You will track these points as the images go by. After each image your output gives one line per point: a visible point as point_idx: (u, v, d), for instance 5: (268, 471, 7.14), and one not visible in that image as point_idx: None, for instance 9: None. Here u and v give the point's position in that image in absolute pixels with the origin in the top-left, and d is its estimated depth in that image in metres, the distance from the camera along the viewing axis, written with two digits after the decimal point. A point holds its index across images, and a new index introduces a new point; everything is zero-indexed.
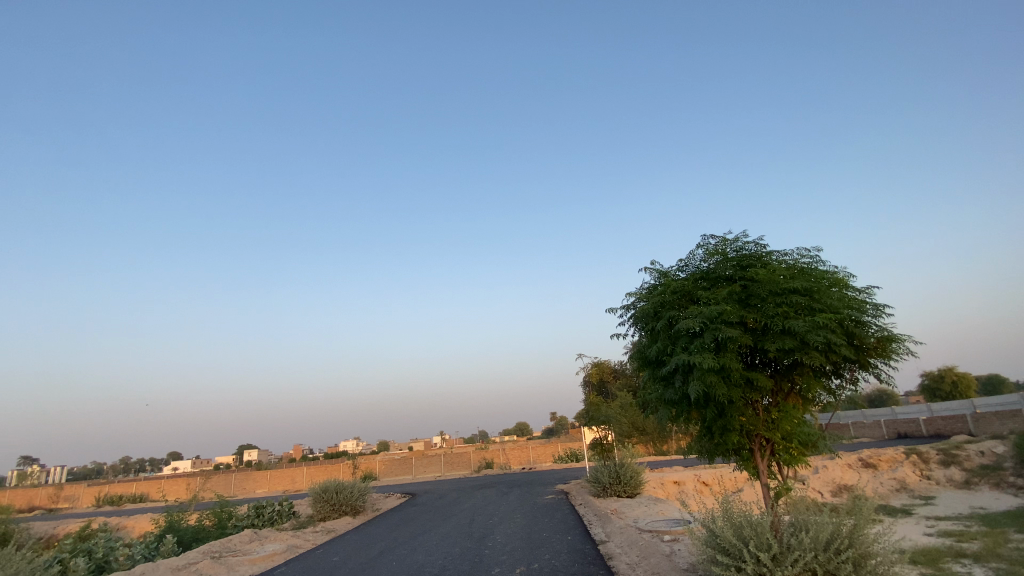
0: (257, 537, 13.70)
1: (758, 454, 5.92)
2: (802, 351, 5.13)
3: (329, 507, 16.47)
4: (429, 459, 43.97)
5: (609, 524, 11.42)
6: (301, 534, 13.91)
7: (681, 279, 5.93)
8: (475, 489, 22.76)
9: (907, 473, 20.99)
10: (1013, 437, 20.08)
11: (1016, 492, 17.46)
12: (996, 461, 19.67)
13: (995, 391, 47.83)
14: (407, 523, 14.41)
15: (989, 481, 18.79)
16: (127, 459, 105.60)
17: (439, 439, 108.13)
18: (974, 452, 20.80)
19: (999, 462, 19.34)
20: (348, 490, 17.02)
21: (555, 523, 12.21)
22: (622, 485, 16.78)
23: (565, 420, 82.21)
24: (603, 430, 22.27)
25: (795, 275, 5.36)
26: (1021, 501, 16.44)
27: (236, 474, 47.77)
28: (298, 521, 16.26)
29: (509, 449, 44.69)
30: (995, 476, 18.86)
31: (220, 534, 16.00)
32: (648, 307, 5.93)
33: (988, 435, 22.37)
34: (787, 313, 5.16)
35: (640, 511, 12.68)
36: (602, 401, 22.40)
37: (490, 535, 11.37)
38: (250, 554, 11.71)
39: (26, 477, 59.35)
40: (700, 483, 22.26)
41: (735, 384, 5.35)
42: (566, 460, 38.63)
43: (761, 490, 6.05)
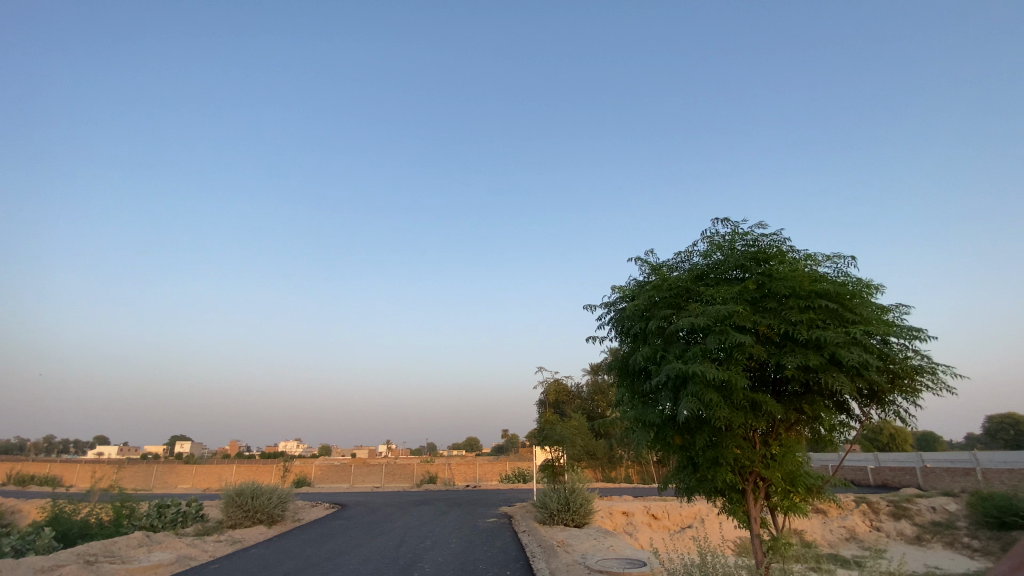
0: (145, 544, 11.60)
1: (753, 498, 4.80)
2: (826, 371, 4.08)
3: (241, 513, 14.56)
4: (370, 467, 41.54)
5: (555, 558, 10.13)
6: (200, 543, 11.89)
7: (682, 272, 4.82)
8: (412, 505, 20.98)
9: (857, 522, 20.58)
10: (966, 496, 19.92)
11: (971, 554, 17.33)
12: (948, 519, 19.53)
13: (929, 447, 49.33)
14: (326, 540, 12.60)
15: (942, 539, 18.59)
16: (45, 440, 97.73)
17: (386, 448, 104.45)
18: (925, 507, 20.51)
19: (952, 521, 19.15)
20: (267, 496, 15.17)
21: (493, 554, 10.81)
22: (571, 512, 15.53)
23: (515, 439, 80.99)
24: (556, 452, 21.12)
25: (821, 277, 4.35)
26: (978, 565, 16.21)
27: (157, 467, 43.91)
28: (203, 527, 14.25)
29: (455, 464, 42.79)
30: (948, 535, 18.70)
31: (113, 532, 13.85)
32: (635, 303, 4.81)
33: (937, 491, 22.30)
34: (812, 322, 4.12)
35: (589, 546, 11.46)
36: (556, 420, 21.31)
37: (419, 564, 9.78)
38: (127, 563, 9.67)
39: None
40: (649, 516, 21.25)
41: (737, 406, 4.23)
42: (513, 480, 37.07)
43: (754, 544, 4.91)
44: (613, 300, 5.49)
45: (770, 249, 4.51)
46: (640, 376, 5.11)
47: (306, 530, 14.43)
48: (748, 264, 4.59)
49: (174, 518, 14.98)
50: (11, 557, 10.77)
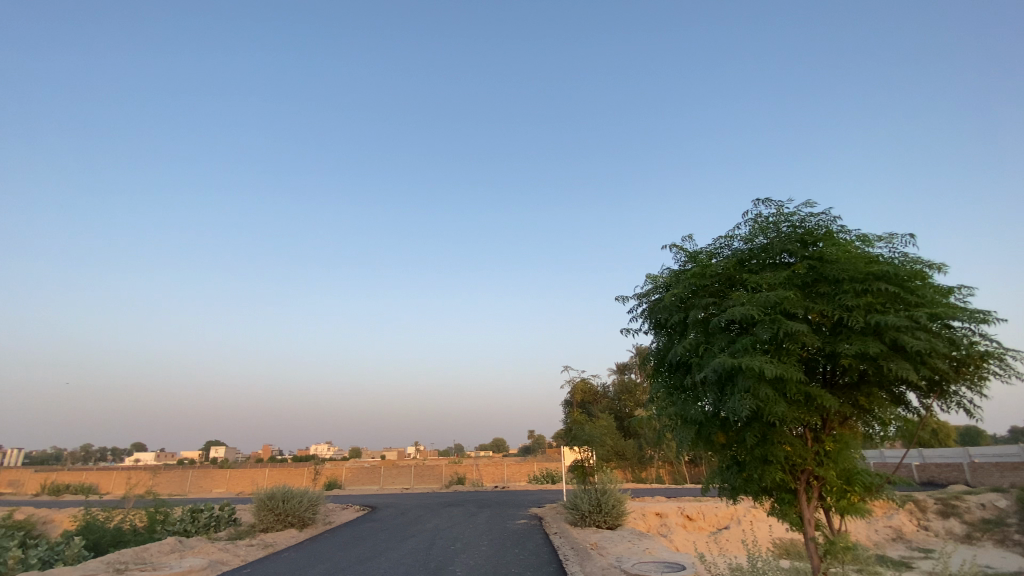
0: (180, 549, 11.76)
1: (805, 499, 4.44)
2: (889, 360, 3.71)
3: (273, 517, 14.63)
4: (399, 469, 41.80)
5: (590, 562, 9.82)
6: (232, 548, 11.99)
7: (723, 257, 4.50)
8: (441, 507, 20.90)
9: (903, 522, 19.69)
10: (1018, 491, 18.78)
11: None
12: (998, 516, 18.48)
13: (974, 441, 47.20)
14: (356, 543, 12.57)
15: (993, 536, 17.65)
16: (88, 447, 101.65)
17: (414, 450, 105.51)
18: (974, 504, 19.38)
19: (1002, 518, 18.18)
20: (296, 500, 15.24)
21: (525, 556, 10.56)
22: (603, 514, 15.19)
23: (541, 439, 80.78)
24: (585, 452, 20.83)
25: (879, 258, 3.98)
26: None
27: (193, 471, 45.08)
28: (235, 531, 14.42)
29: (483, 464, 42.76)
30: (999, 533, 17.75)
31: (145, 539, 14.27)
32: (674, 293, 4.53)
33: (987, 487, 21.23)
34: (870, 307, 3.76)
35: (623, 548, 11.11)
36: (585, 420, 21.01)
37: (450, 568, 9.58)
38: (160, 569, 9.75)
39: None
40: (683, 517, 20.78)
41: (789, 400, 3.90)
42: (541, 481, 36.82)
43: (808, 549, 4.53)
44: (647, 290, 5.21)
45: (820, 229, 4.15)
46: (681, 370, 4.81)
47: (336, 533, 14.47)
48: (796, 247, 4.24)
49: (207, 523, 15.20)
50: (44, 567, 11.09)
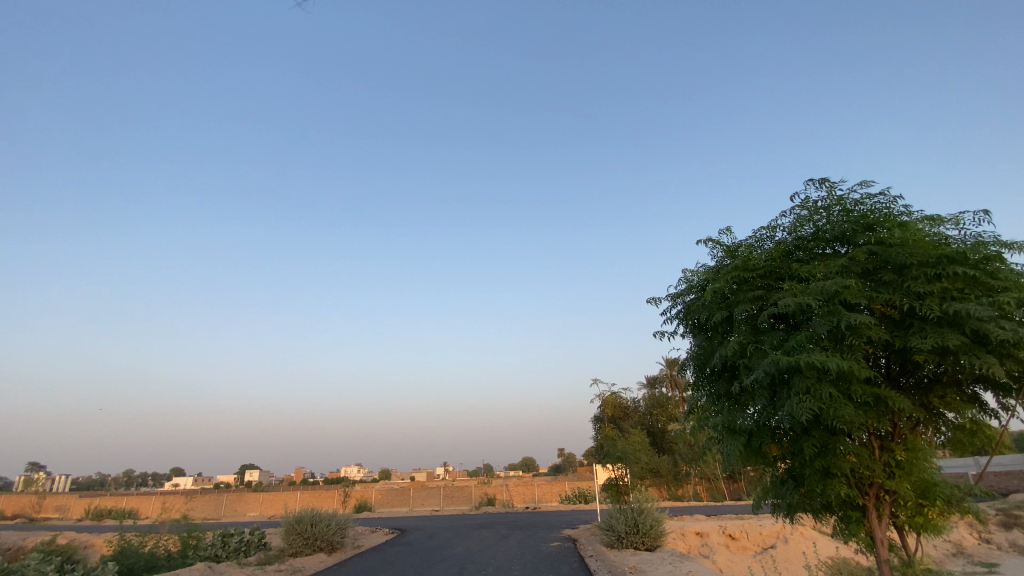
0: (210, 575, 11.61)
1: (877, 516, 3.93)
2: (971, 353, 3.25)
3: (302, 541, 14.41)
4: (429, 490, 41.39)
5: None
6: (261, 573, 11.80)
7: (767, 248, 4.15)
8: (472, 529, 20.41)
9: (963, 535, 17.93)
10: None
11: None
12: None
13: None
14: (385, 568, 12.21)
15: None
16: (130, 472, 104.31)
17: (445, 471, 104.94)
18: None
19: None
20: (325, 523, 15.02)
21: None
22: (641, 535, 14.47)
23: (572, 457, 79.53)
24: (618, 469, 20.09)
25: (949, 239, 3.54)
26: None
27: (228, 495, 45.59)
28: (265, 555, 14.25)
29: (513, 485, 41.98)
30: None
31: (177, 564, 14.20)
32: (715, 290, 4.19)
33: None
34: (944, 294, 3.33)
35: (665, 571, 10.45)
36: (617, 435, 20.42)
37: None
38: None
39: (29, 484, 57.53)
40: (725, 536, 19.76)
41: (855, 403, 3.47)
42: (574, 500, 35.85)
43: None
44: (683, 289, 4.86)
45: (877, 211, 3.76)
46: (726, 375, 4.44)
47: (365, 557, 14.15)
48: (850, 232, 3.86)
49: (237, 547, 15.08)
50: None
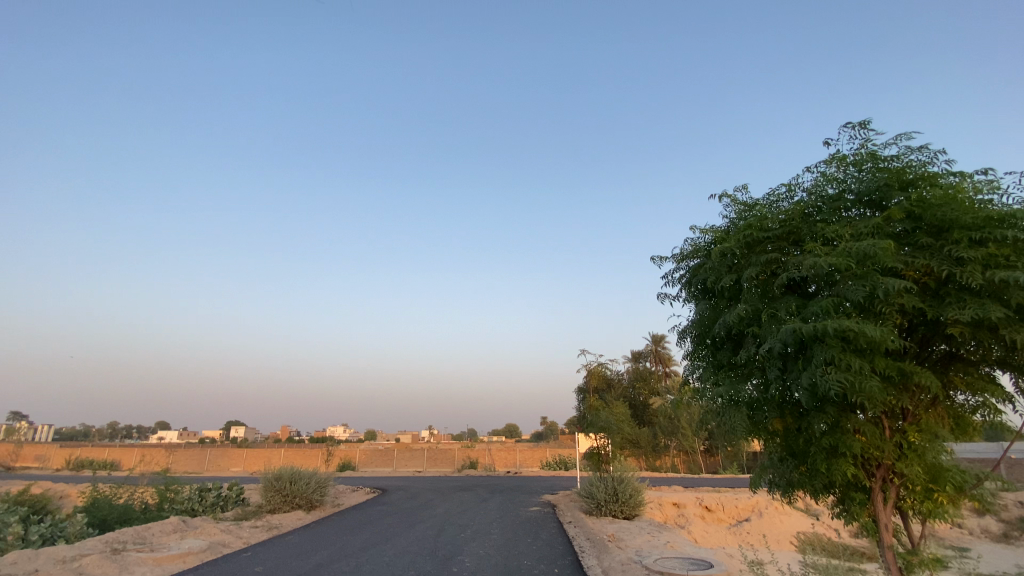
0: (181, 530, 11.44)
1: (882, 500, 3.68)
2: (1011, 327, 2.91)
3: (280, 498, 14.28)
4: (413, 452, 41.78)
5: (607, 555, 9.14)
6: (235, 529, 11.62)
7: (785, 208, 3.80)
8: (453, 491, 20.53)
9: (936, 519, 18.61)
10: None
11: None
12: None
13: None
14: (361, 527, 12.10)
15: None
16: (114, 425, 104.36)
17: (429, 433, 106.48)
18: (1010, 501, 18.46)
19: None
20: (304, 481, 14.87)
21: (538, 546, 9.95)
22: (619, 504, 14.54)
23: (554, 425, 80.89)
24: (600, 439, 20.15)
25: (996, 201, 3.17)
26: None
27: (212, 450, 45.69)
28: (242, 511, 14.12)
29: (496, 449, 42.47)
30: None
31: (152, 517, 14.01)
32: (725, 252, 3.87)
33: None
34: (988, 261, 2.97)
35: (643, 541, 10.42)
36: (602, 406, 20.43)
37: (458, 557, 8.96)
38: (158, 551, 9.42)
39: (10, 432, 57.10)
40: (702, 507, 20.11)
41: (875, 377, 3.15)
42: (555, 467, 36.37)
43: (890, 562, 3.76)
44: (686, 252, 4.52)
45: (912, 167, 3.40)
46: (729, 344, 4.15)
47: (343, 516, 14.09)
48: (880, 192, 3.51)
49: (214, 502, 14.92)
50: (44, 544, 10.83)
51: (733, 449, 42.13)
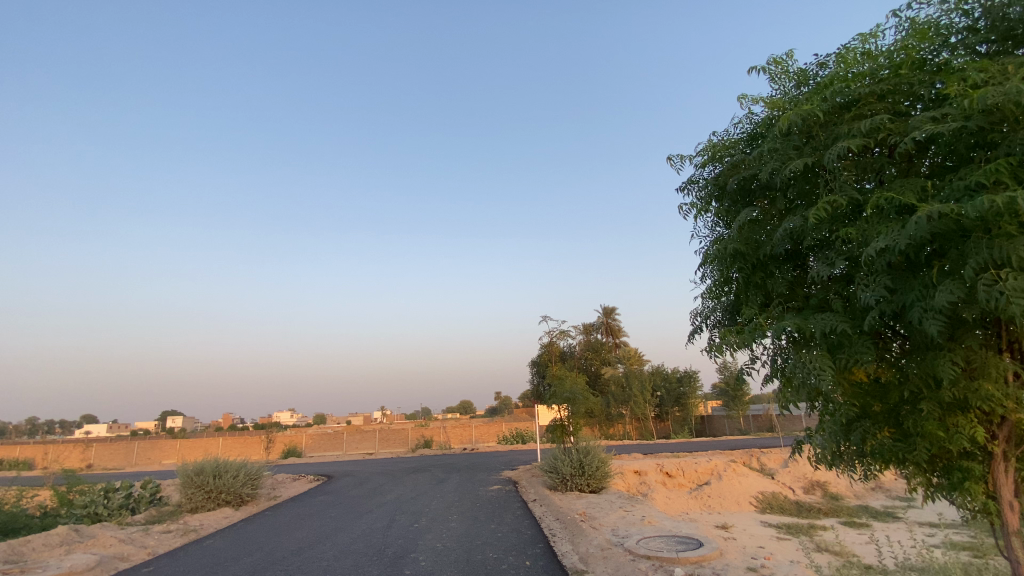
0: (72, 543, 9.42)
1: (1007, 470, 2.64)
2: None
3: (203, 495, 12.40)
4: (364, 434, 39.90)
5: (584, 539, 8.06)
6: (142, 537, 9.73)
7: (877, 62, 2.67)
8: (406, 473, 19.16)
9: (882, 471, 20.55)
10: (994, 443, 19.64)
11: None
12: None
13: None
14: (299, 523, 10.52)
15: None
16: (30, 422, 95.47)
17: (381, 414, 104.27)
18: None
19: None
20: (231, 475, 13.02)
21: (503, 533, 8.78)
22: (586, 477, 13.68)
23: (508, 400, 81.53)
24: (562, 410, 19.29)
25: None
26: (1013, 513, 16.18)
27: (140, 442, 41.89)
28: (157, 513, 12.17)
29: (450, 426, 41.33)
30: None
31: (43, 526, 11.78)
32: (794, 125, 2.65)
33: None
34: None
35: (618, 517, 9.47)
36: (565, 374, 19.51)
37: (411, 556, 7.58)
38: (31, 573, 7.51)
39: None
40: (662, 474, 19.83)
41: None
42: (511, 441, 35.67)
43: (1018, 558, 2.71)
44: (716, 149, 3.33)
45: None
46: (783, 268, 2.97)
47: (278, 511, 12.41)
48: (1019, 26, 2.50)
49: (122, 505, 12.73)
50: None
51: (683, 415, 43.09)
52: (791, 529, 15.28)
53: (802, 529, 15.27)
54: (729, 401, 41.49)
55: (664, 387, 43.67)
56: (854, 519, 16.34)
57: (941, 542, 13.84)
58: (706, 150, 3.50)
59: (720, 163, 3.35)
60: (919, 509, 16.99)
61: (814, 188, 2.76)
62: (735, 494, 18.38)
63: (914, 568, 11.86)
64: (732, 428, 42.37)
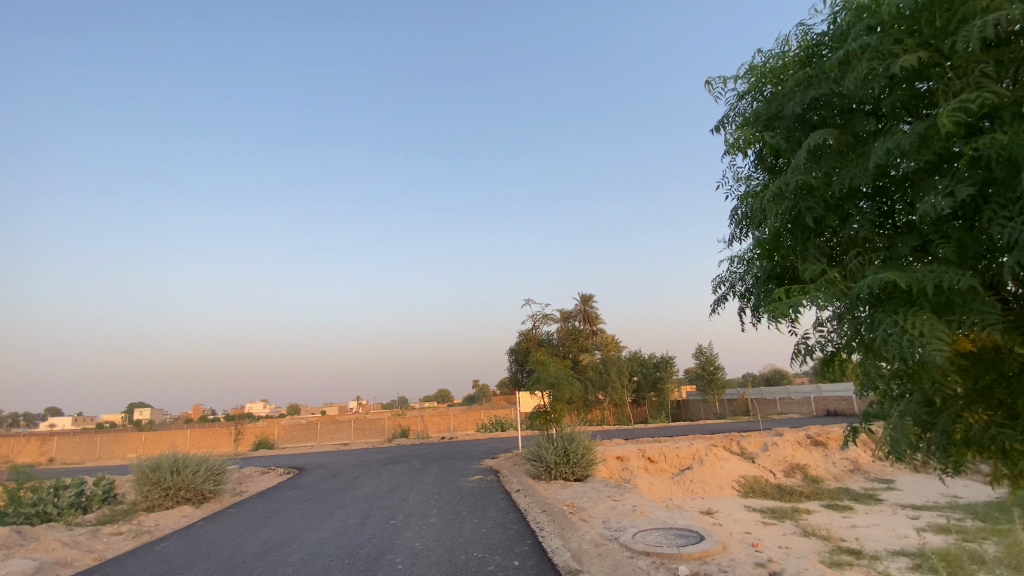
0: (8, 547, 8.39)
1: None
2: None
3: (160, 492, 11.43)
4: (338, 424, 38.82)
5: (576, 533, 7.50)
6: (88, 541, 8.74)
7: None
8: (381, 464, 18.39)
9: (858, 454, 20.85)
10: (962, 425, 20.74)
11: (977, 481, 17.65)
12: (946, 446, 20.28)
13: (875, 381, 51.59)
14: (265, 522, 9.68)
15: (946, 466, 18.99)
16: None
17: (356, 404, 102.86)
18: None
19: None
20: (191, 471, 12.08)
21: (488, 528, 8.19)
22: (570, 464, 13.21)
23: (485, 388, 81.50)
24: (545, 396, 18.77)
25: None
26: (986, 492, 16.59)
27: (100, 435, 39.88)
28: (108, 513, 11.15)
29: (426, 415, 40.62)
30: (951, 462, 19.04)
31: None
32: (891, 18, 2.29)
33: None
34: None
35: (609, 508, 8.99)
36: (548, 359, 18.95)
37: (388, 557, 6.87)
38: None
39: None
40: (644, 459, 19.57)
41: None
42: (489, 429, 35.13)
43: None
44: (772, 73, 2.90)
45: None
46: (859, 208, 2.54)
47: (244, 508, 11.53)
48: None
49: (72, 504, 11.61)
50: None
51: (659, 400, 43.31)
52: (776, 513, 15.13)
53: (786, 513, 15.18)
54: (704, 386, 41.85)
55: (640, 372, 43.81)
56: (836, 502, 16.35)
57: (925, 525, 13.87)
58: (746, 78, 3.10)
59: (777, 90, 2.90)
60: (900, 492, 17.21)
61: (900, 104, 2.42)
62: (719, 478, 18.24)
63: (903, 552, 11.77)
64: (707, 412, 42.83)
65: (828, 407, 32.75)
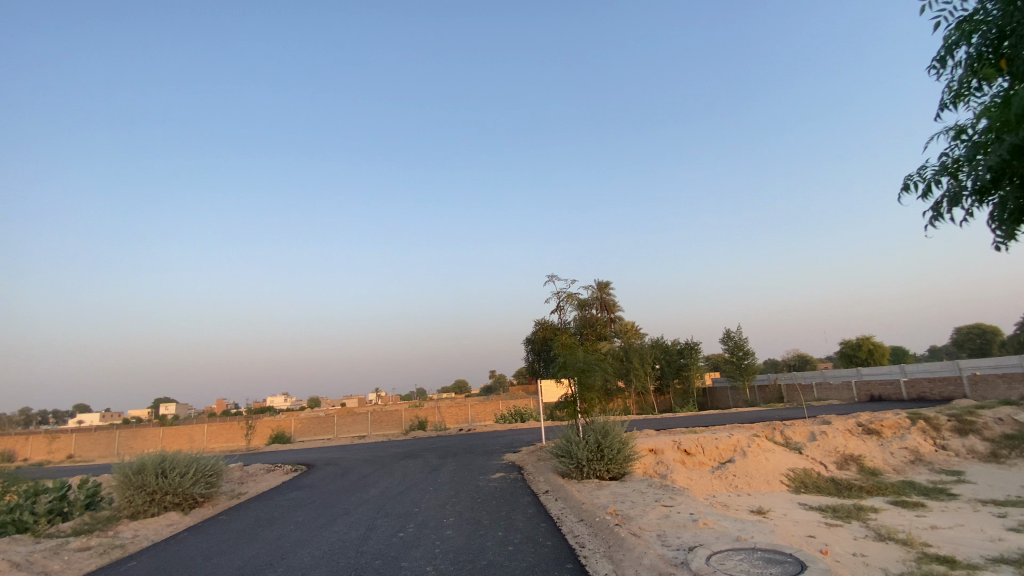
0: None
1: None
2: None
3: (145, 498, 10.20)
4: (355, 416, 37.73)
5: (630, 555, 5.87)
6: (46, 558, 7.36)
7: None
8: (395, 460, 17.01)
9: (920, 442, 18.91)
10: None
11: None
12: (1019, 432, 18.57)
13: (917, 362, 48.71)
14: (252, 535, 8.24)
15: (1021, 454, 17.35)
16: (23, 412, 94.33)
17: (375, 396, 102.69)
18: (990, 420, 19.64)
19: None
20: (179, 473, 10.75)
21: (517, 546, 6.59)
22: (606, 462, 11.64)
23: (503, 379, 80.46)
24: (572, 383, 17.10)
25: None
26: None
27: (121, 431, 39.53)
28: (87, 522, 9.95)
29: (444, 405, 39.33)
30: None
31: None
32: None
33: (1006, 412, 19.92)
34: None
35: (662, 518, 7.36)
36: (575, 344, 17.35)
37: None
38: None
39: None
40: (680, 452, 17.93)
41: None
42: (509, 419, 33.68)
43: None
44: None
45: None
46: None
47: (236, 515, 10.15)
48: None
49: (50, 510, 10.40)
50: None
51: (686, 387, 41.46)
52: (838, 512, 13.35)
53: (848, 511, 13.39)
54: (734, 373, 39.81)
55: (665, 359, 41.98)
56: (904, 498, 14.43)
57: (1016, 524, 11.95)
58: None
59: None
60: (973, 486, 15.31)
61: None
62: (765, 472, 16.47)
63: (1002, 560, 9.91)
64: (737, 399, 40.76)
65: (872, 393, 30.53)
